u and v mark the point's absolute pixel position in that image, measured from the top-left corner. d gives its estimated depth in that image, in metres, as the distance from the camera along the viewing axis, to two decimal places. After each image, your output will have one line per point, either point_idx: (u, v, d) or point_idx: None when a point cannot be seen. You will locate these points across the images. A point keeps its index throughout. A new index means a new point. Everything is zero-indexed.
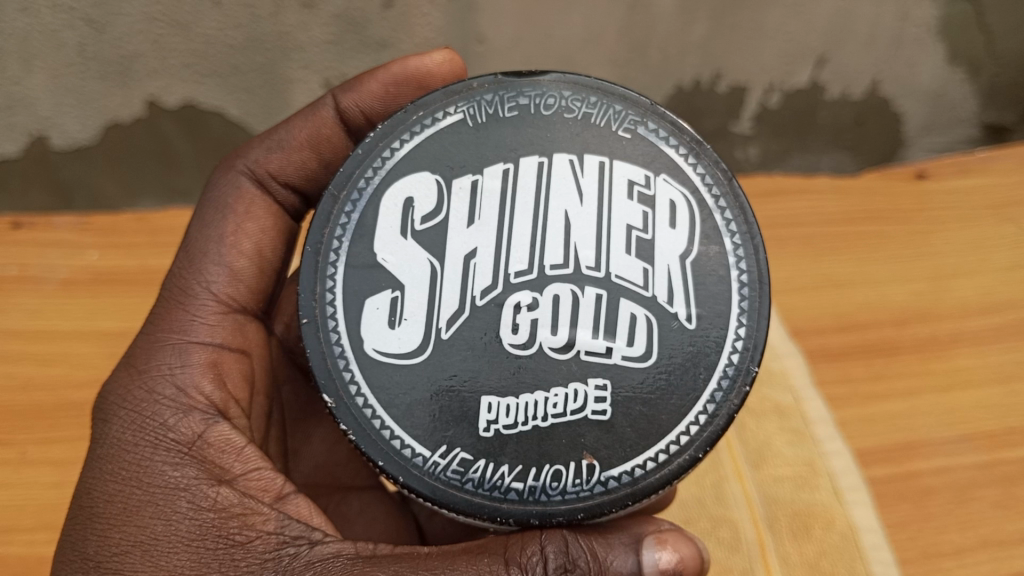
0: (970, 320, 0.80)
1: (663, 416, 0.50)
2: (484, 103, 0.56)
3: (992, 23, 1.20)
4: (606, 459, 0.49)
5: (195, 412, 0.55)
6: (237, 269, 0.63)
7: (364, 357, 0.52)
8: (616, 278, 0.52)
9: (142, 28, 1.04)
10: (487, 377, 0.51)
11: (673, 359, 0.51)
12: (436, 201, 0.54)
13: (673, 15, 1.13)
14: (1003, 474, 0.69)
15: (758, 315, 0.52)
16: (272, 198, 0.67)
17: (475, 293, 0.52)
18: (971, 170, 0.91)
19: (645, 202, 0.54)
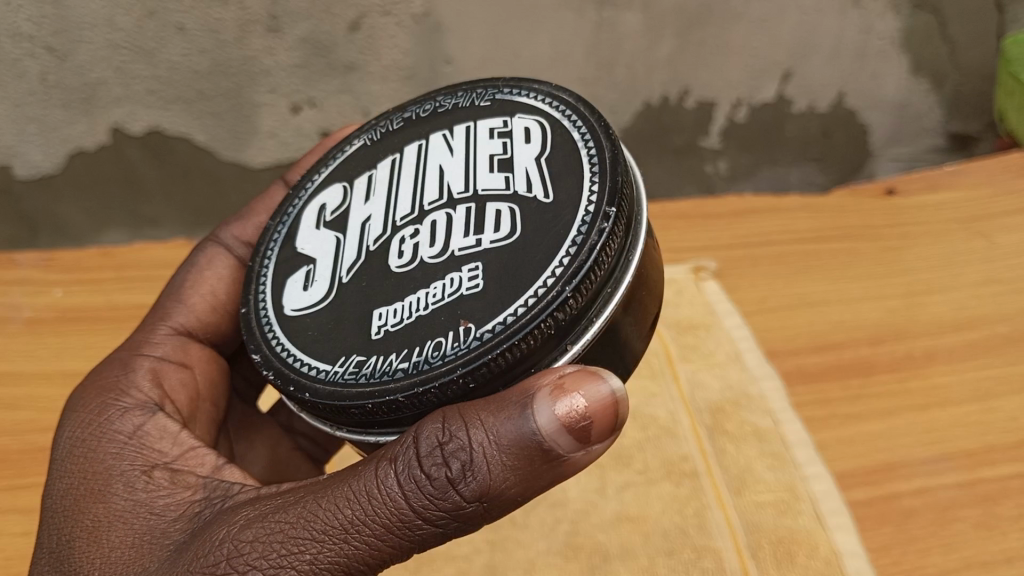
0: (946, 337, 0.79)
1: (528, 271, 0.46)
2: (380, 127, 0.60)
3: (955, 34, 1.23)
4: (477, 318, 0.46)
5: (133, 407, 0.56)
6: (191, 302, 0.66)
7: (282, 317, 0.52)
8: (483, 192, 0.51)
9: (104, 55, 1.02)
10: (376, 298, 0.50)
11: (536, 230, 0.48)
12: (341, 197, 0.57)
13: (639, 32, 1.13)
14: (984, 494, 0.67)
15: (608, 169, 0.48)
16: (240, 256, 0.69)
17: (369, 242, 0.53)
18: (938, 186, 0.97)
19: (504, 137, 0.54)
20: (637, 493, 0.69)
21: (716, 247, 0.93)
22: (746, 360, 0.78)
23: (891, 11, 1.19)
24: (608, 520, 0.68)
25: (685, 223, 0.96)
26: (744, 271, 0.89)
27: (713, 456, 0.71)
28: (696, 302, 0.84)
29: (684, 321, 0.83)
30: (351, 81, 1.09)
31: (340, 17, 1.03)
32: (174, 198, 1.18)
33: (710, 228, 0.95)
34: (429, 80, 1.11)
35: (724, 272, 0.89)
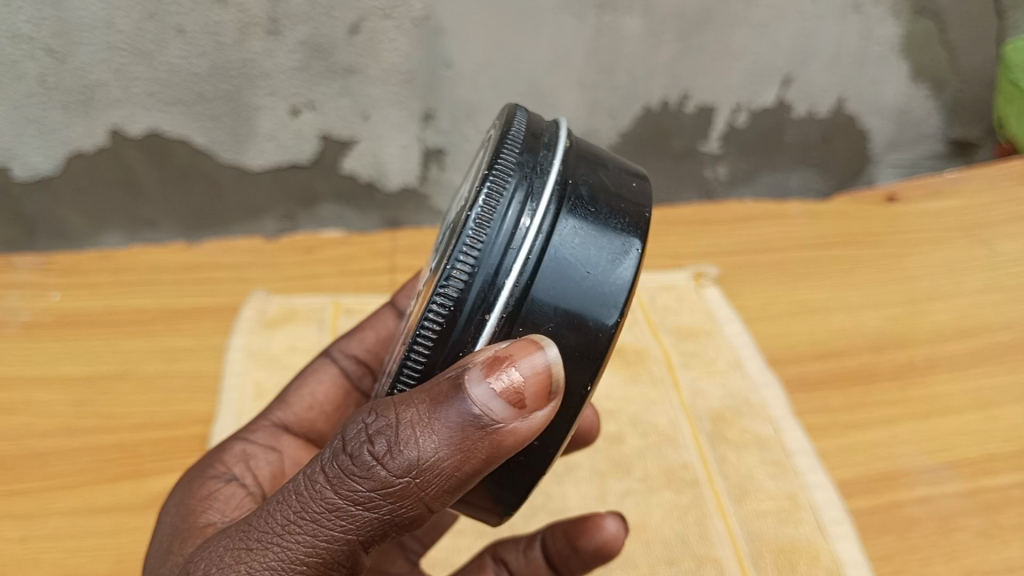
0: (947, 345, 0.79)
1: (439, 264, 0.47)
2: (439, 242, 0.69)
3: (955, 39, 1.23)
4: (409, 329, 0.47)
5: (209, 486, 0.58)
6: (294, 406, 0.69)
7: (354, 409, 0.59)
8: (446, 228, 0.53)
9: (104, 57, 1.01)
10: (388, 364, 0.54)
11: (452, 226, 0.49)
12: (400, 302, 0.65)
13: (640, 37, 1.13)
14: (985, 502, 0.66)
15: (494, 145, 0.48)
16: (345, 371, 0.72)
17: (401, 321, 0.58)
18: (938, 194, 0.97)
19: (469, 177, 0.56)
20: (638, 502, 0.69)
21: (716, 253, 0.93)
22: (747, 368, 0.78)
23: (892, 17, 1.19)
24: None
25: (686, 229, 0.96)
26: (746, 276, 0.89)
27: (714, 464, 0.71)
28: (696, 310, 0.85)
29: (684, 328, 0.83)
30: (351, 84, 1.09)
31: (340, 20, 1.03)
32: (172, 201, 1.17)
33: (712, 235, 0.96)
34: (430, 83, 1.11)
35: (725, 278, 0.89)
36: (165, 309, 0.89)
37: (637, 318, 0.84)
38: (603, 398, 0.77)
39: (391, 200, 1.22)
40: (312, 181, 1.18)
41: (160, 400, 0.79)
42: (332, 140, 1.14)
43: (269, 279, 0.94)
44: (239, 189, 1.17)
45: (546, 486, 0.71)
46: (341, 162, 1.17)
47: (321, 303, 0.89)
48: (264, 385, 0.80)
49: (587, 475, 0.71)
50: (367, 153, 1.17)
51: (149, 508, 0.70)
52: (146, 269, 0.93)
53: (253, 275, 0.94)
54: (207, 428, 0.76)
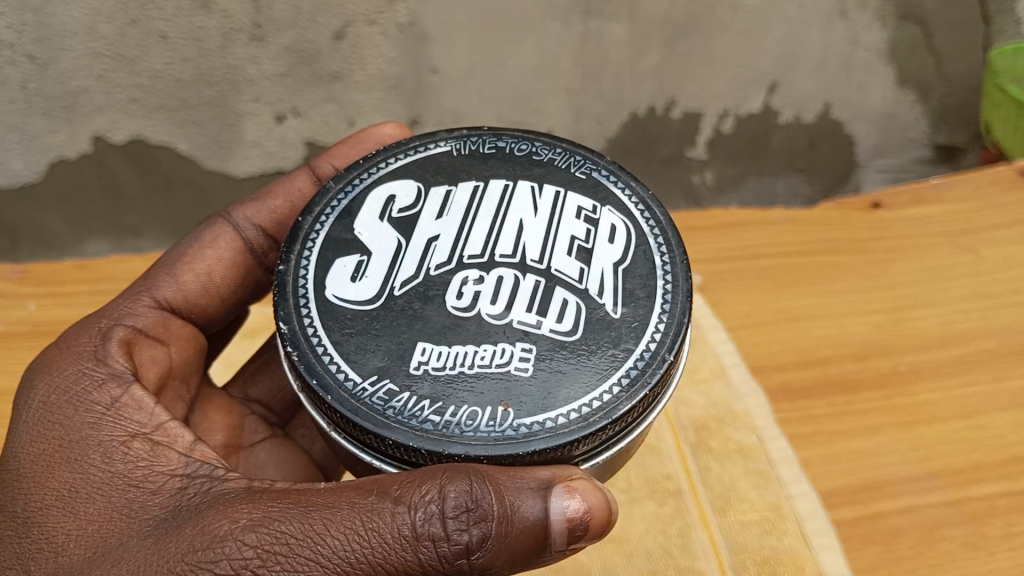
0: (931, 352, 0.79)
1: (577, 384, 0.48)
2: (471, 141, 0.61)
3: (942, 45, 1.23)
4: (521, 408, 0.47)
5: (110, 379, 0.56)
6: (183, 282, 0.67)
7: (323, 301, 0.52)
8: (555, 271, 0.53)
9: (87, 63, 1.00)
10: (426, 328, 0.50)
11: (598, 341, 0.50)
12: (414, 199, 0.57)
13: (626, 43, 1.12)
14: (972, 512, 0.66)
15: (679, 316, 0.51)
16: (242, 238, 0.70)
17: (430, 265, 0.53)
18: (923, 200, 0.97)
19: (589, 223, 0.56)
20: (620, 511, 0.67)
21: (700, 260, 0.92)
22: (731, 376, 0.77)
23: (877, 23, 1.19)
24: None
25: None
26: (729, 284, 0.88)
27: (697, 474, 0.69)
28: None
29: None
30: (336, 90, 1.08)
31: (325, 26, 1.02)
32: (155, 208, 1.16)
33: (695, 241, 0.95)
34: (415, 89, 1.10)
35: (708, 286, 0.88)
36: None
37: None
38: None
39: None
40: None
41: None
42: (317, 146, 1.13)
43: None
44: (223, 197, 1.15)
45: None
46: None
47: None
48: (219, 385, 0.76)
49: None
50: None
51: None
52: (124, 277, 0.92)
53: None
54: None
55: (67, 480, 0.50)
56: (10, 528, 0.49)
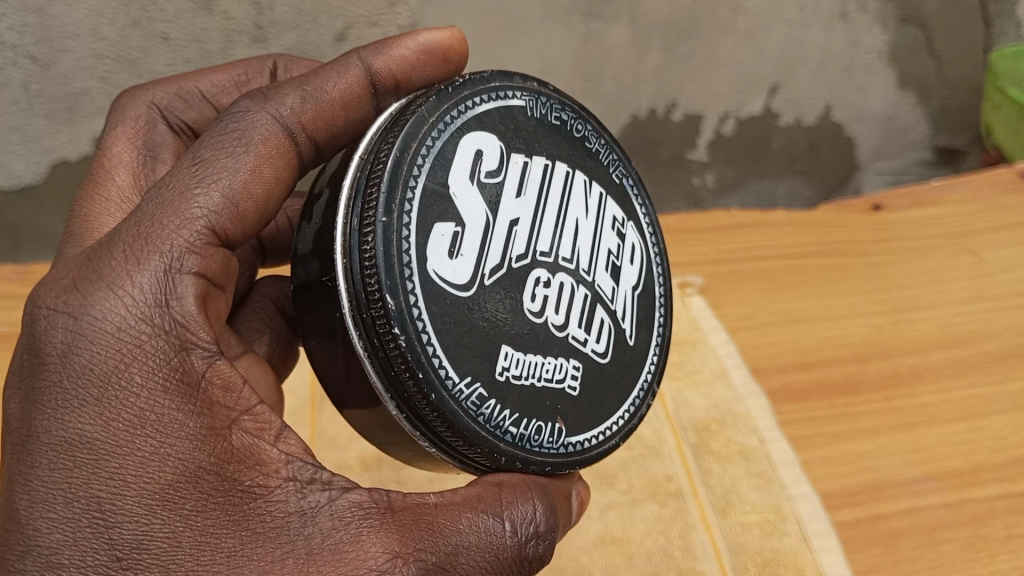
0: (931, 354, 0.79)
1: (604, 407, 0.51)
2: (544, 102, 0.52)
3: (942, 47, 1.24)
4: (570, 426, 0.49)
5: (194, 349, 0.43)
6: (245, 211, 0.47)
7: (426, 280, 0.44)
8: (599, 286, 0.52)
9: (88, 64, 1.01)
10: (512, 331, 0.46)
11: (619, 367, 0.53)
12: (500, 162, 0.48)
13: (627, 45, 1.12)
14: (972, 514, 0.66)
15: (663, 353, 0.56)
16: (298, 150, 0.51)
17: (512, 256, 0.47)
18: (924, 202, 0.97)
19: (619, 236, 0.54)
20: (621, 514, 0.66)
21: (701, 262, 0.92)
22: (732, 377, 0.77)
23: (878, 25, 1.19)
24: (590, 541, 0.64)
25: (669, 236, 0.95)
26: (729, 286, 0.88)
27: (698, 475, 0.69)
28: (682, 318, 0.83)
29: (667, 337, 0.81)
30: None
31: (327, 28, 1.03)
32: None
33: (696, 242, 0.95)
34: None
35: (708, 288, 0.88)
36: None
37: None
38: None
39: None
40: None
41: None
42: None
43: None
44: None
45: None
46: None
47: None
48: None
49: None
50: None
51: None
52: None
53: None
54: None
55: (162, 477, 0.41)
56: (91, 528, 0.40)
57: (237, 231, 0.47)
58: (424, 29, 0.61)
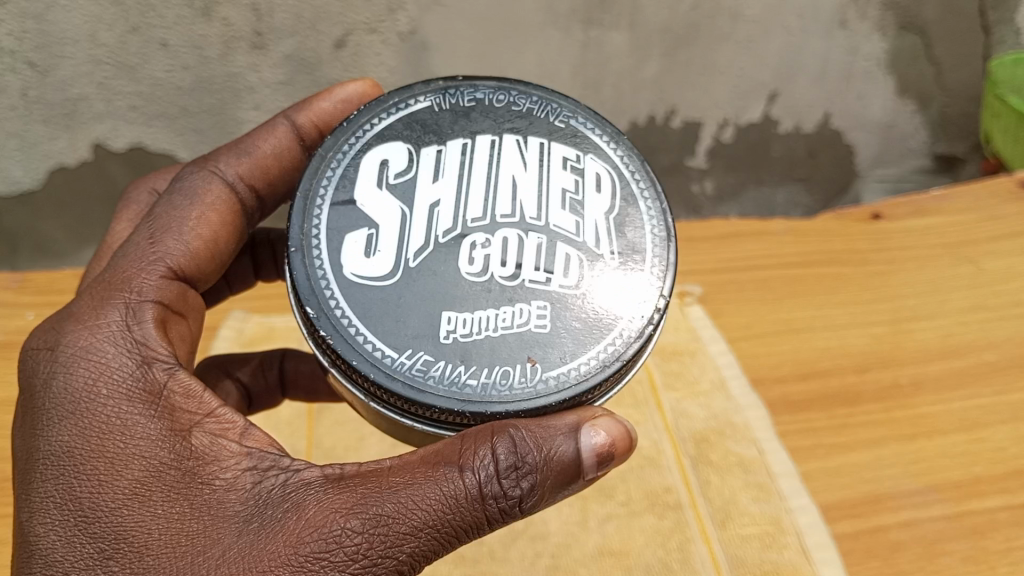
0: (932, 365, 0.78)
1: (588, 338, 0.51)
2: (449, 94, 0.59)
3: (941, 55, 1.24)
4: (544, 360, 0.51)
5: (154, 364, 0.52)
6: (192, 247, 0.60)
7: (343, 278, 0.52)
8: (554, 227, 0.54)
9: (88, 70, 1.04)
10: (444, 298, 0.51)
11: (603, 291, 0.53)
12: (408, 162, 0.56)
13: (625, 53, 1.13)
14: (972, 526, 0.66)
15: (665, 267, 0.55)
16: (238, 197, 0.65)
17: (439, 232, 0.53)
18: (924, 210, 0.97)
19: (576, 174, 0.57)
20: (619, 526, 0.66)
21: (697, 270, 0.92)
22: (731, 387, 0.77)
23: (877, 33, 1.19)
24: (589, 553, 0.64)
25: None
26: (728, 294, 0.88)
27: (696, 487, 0.69)
28: (680, 328, 0.83)
29: (668, 347, 0.81)
30: None
31: (325, 35, 1.05)
32: None
33: (695, 251, 0.95)
34: None
35: (706, 297, 0.88)
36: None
37: None
38: None
39: None
40: None
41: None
42: None
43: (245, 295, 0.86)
44: None
45: None
46: None
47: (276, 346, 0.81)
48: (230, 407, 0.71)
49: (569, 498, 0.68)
50: None
51: None
52: None
53: None
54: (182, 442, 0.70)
55: (130, 471, 0.48)
56: (76, 523, 0.47)
57: (190, 267, 0.60)
58: (336, 85, 0.72)
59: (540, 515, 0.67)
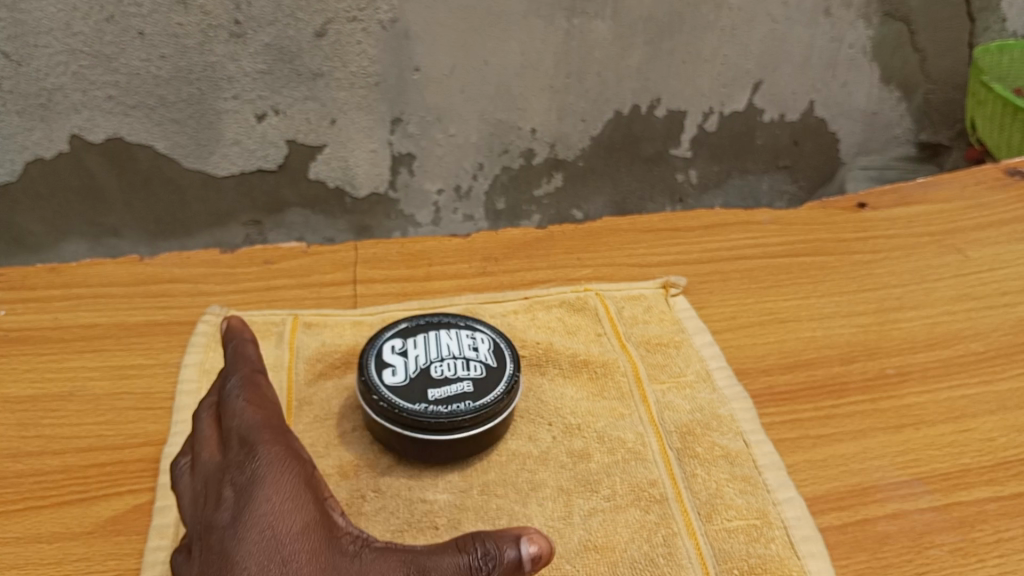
0: (917, 355, 0.78)
1: (489, 387, 0.65)
2: (417, 322, 0.72)
3: (924, 42, 1.25)
4: (473, 396, 0.64)
5: (297, 507, 0.44)
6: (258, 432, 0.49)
7: (381, 397, 0.64)
8: (466, 357, 0.68)
9: (62, 59, 1.02)
10: (419, 385, 0.65)
11: (495, 375, 0.67)
12: (400, 346, 0.69)
13: (610, 41, 1.12)
14: (961, 517, 0.63)
15: (518, 365, 0.69)
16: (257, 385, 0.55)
17: (412, 365, 0.67)
18: (909, 201, 0.99)
19: (475, 335, 0.71)
20: (603, 521, 0.61)
21: (683, 262, 0.91)
22: (716, 380, 0.74)
23: (861, 20, 1.19)
24: (571, 548, 0.59)
25: (653, 236, 0.95)
26: (713, 285, 0.87)
27: (681, 480, 0.64)
28: (666, 319, 0.81)
29: (652, 339, 0.79)
30: (317, 87, 1.10)
31: (306, 24, 1.04)
32: (133, 208, 1.20)
33: (678, 243, 0.94)
34: (396, 87, 1.12)
35: (691, 288, 0.87)
36: (101, 298, 0.83)
37: (604, 329, 0.79)
38: (568, 412, 0.70)
39: (359, 206, 1.25)
40: (276, 188, 1.20)
41: (101, 391, 0.71)
42: (299, 146, 1.16)
43: (223, 292, 0.84)
44: (203, 195, 1.19)
45: (508, 505, 0.62)
46: (308, 166, 1.19)
47: (279, 317, 0.79)
48: None
49: (553, 493, 0.63)
50: (334, 159, 1.19)
51: (94, 535, 0.59)
52: (92, 274, 0.86)
53: (211, 287, 0.85)
54: (153, 426, 0.68)
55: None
56: None
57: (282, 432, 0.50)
58: (230, 325, 0.60)
59: (522, 509, 0.61)
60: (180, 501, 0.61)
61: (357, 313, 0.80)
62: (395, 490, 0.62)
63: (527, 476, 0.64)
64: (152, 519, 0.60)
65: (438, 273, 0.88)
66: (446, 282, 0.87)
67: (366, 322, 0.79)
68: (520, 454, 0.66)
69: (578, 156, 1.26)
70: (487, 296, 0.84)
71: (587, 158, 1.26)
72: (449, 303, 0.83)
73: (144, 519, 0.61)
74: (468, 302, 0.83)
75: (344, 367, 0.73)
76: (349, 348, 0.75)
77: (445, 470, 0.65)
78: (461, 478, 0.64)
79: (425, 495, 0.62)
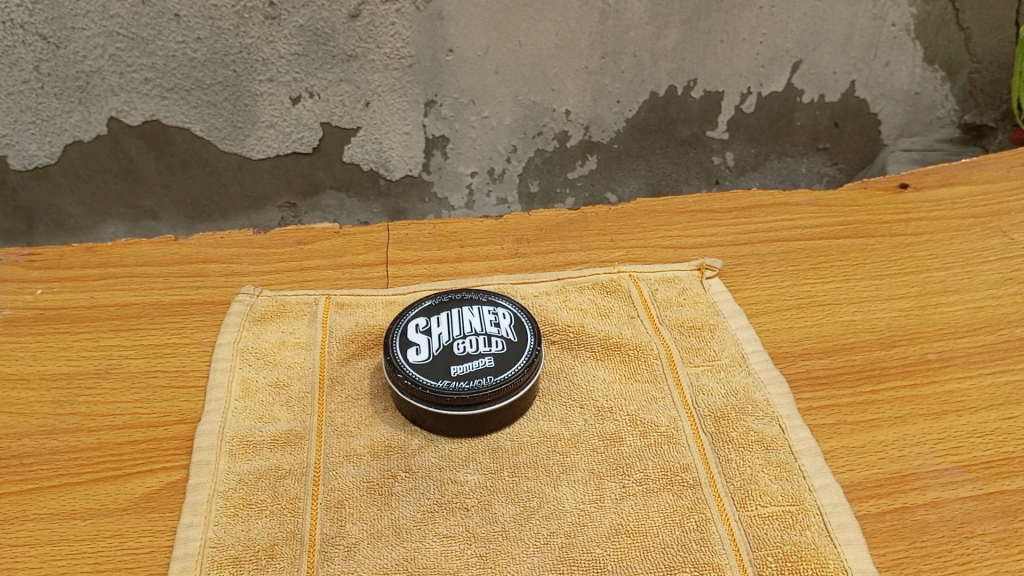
0: (959, 339, 0.76)
1: (511, 360, 0.65)
2: (441, 298, 0.72)
3: (969, 20, 1.21)
4: (495, 370, 0.64)
5: None
6: None
7: (404, 372, 0.64)
8: (487, 330, 0.68)
9: (101, 42, 1.03)
10: (442, 361, 0.65)
11: (518, 347, 0.66)
12: (424, 323, 0.69)
13: (646, 20, 1.11)
14: (1004, 507, 0.62)
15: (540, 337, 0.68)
16: None
17: (436, 341, 0.67)
18: (952, 183, 0.96)
19: (498, 307, 0.71)
20: (636, 505, 0.60)
21: (721, 243, 0.90)
22: (752, 363, 0.73)
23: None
24: (603, 534, 0.58)
25: (687, 217, 0.94)
26: (749, 268, 0.86)
27: (715, 465, 0.63)
28: (700, 302, 0.80)
29: (686, 322, 0.77)
30: (350, 69, 1.10)
31: (339, 5, 1.03)
32: (170, 190, 1.21)
33: (714, 224, 0.93)
34: (431, 68, 1.11)
35: (726, 271, 0.86)
36: (136, 278, 0.84)
37: (637, 312, 0.78)
38: (601, 395, 0.69)
39: (393, 188, 1.25)
40: (312, 171, 1.21)
41: (136, 368, 0.72)
42: (334, 127, 1.16)
43: (255, 271, 0.85)
44: (239, 177, 1.19)
45: (539, 487, 0.61)
46: (343, 149, 1.19)
47: (313, 297, 0.79)
48: (252, 382, 0.69)
49: (584, 476, 0.62)
50: (368, 141, 1.18)
51: (128, 512, 0.60)
52: (128, 256, 0.87)
53: (244, 266, 0.85)
54: (187, 403, 0.68)
55: None
56: None
57: None
58: None
59: (553, 493, 0.61)
60: (213, 479, 0.61)
61: (389, 293, 0.80)
62: (426, 471, 0.62)
63: (559, 459, 0.64)
64: (185, 496, 0.61)
65: (470, 254, 0.88)
66: (478, 263, 0.86)
67: (398, 301, 0.78)
68: (552, 435, 0.66)
69: (613, 138, 1.25)
70: (519, 278, 0.83)
71: (623, 140, 1.25)
72: (481, 284, 0.82)
73: (178, 496, 0.61)
74: (500, 283, 0.82)
75: (377, 347, 0.72)
76: (381, 329, 0.74)
77: (476, 450, 0.64)
78: (493, 458, 0.64)
79: (456, 476, 0.62)
